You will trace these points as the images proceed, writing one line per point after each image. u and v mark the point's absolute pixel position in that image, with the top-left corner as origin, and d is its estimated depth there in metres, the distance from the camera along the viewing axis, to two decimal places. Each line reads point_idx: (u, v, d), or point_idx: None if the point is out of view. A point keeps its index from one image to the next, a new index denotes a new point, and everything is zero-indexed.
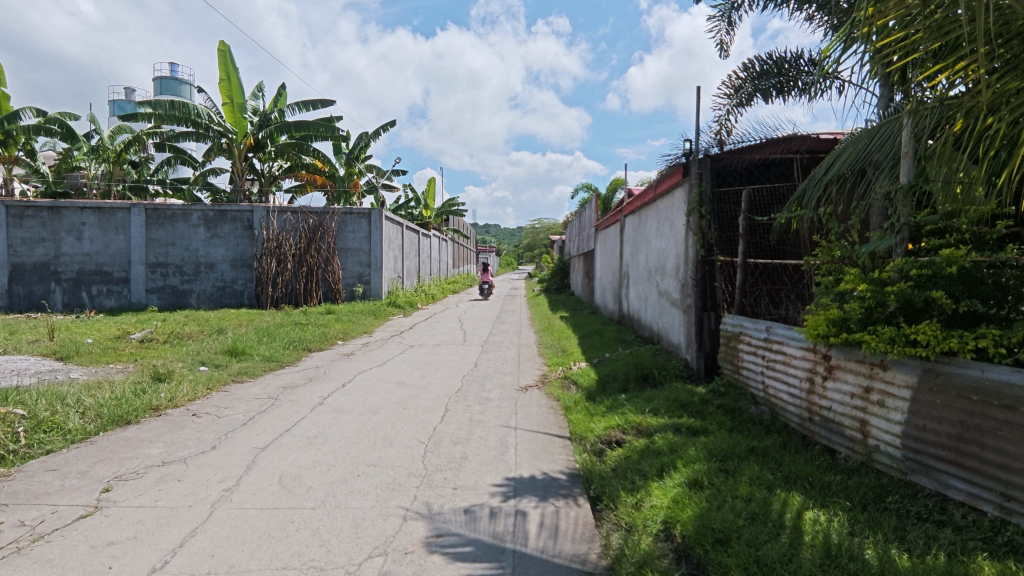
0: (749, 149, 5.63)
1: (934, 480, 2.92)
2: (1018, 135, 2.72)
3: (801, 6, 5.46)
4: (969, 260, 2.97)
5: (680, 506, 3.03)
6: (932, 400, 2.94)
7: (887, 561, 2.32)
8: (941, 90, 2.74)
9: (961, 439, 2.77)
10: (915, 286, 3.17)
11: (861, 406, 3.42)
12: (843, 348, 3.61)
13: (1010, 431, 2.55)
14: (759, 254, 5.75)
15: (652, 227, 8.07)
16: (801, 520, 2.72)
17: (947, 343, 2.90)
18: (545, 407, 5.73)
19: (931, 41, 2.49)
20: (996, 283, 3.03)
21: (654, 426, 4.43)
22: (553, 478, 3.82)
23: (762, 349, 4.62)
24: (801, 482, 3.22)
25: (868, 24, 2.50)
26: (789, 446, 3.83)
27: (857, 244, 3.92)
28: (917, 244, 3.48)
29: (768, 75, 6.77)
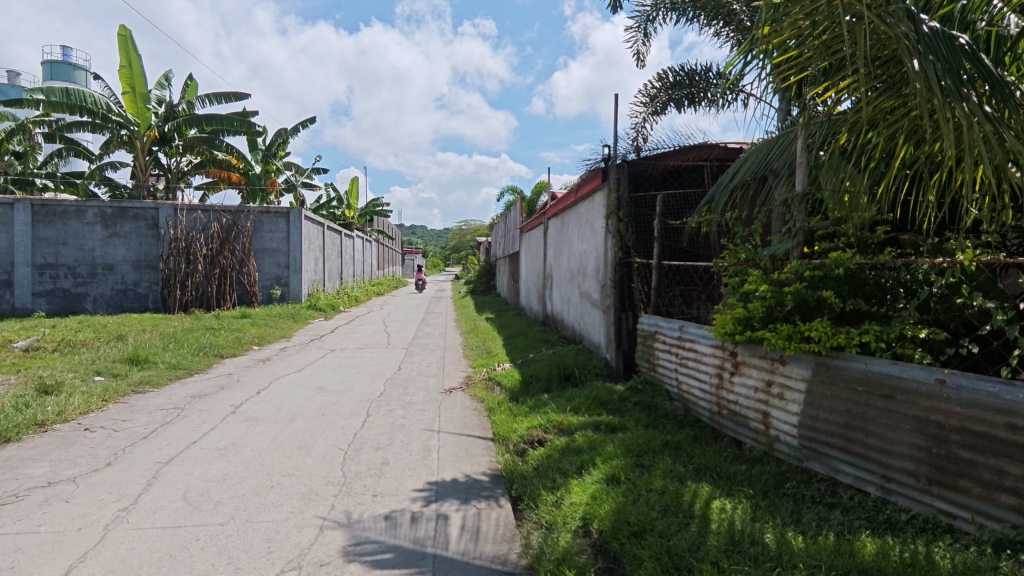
0: (663, 156, 5.95)
1: (825, 465, 3.18)
2: (894, 148, 3.01)
3: (710, 22, 5.76)
4: (854, 262, 3.23)
5: (598, 502, 3.11)
6: (823, 392, 3.20)
7: (784, 543, 2.48)
8: (830, 106, 2.98)
9: (848, 427, 3.02)
10: (809, 286, 3.42)
11: (763, 399, 3.65)
12: (748, 346, 3.85)
13: (890, 418, 2.82)
14: (673, 257, 6.01)
15: (574, 230, 8.25)
16: (709, 509, 2.87)
17: (835, 338, 3.14)
18: (469, 409, 5.71)
19: (821, 59, 2.69)
20: (877, 284, 3.30)
21: (575, 425, 4.53)
22: (476, 480, 3.81)
23: (675, 347, 4.84)
24: (710, 473, 3.39)
25: (765, 42, 2.68)
26: (700, 439, 4.02)
27: (759, 247, 4.18)
28: (811, 248, 3.74)
29: (680, 86, 7.11)
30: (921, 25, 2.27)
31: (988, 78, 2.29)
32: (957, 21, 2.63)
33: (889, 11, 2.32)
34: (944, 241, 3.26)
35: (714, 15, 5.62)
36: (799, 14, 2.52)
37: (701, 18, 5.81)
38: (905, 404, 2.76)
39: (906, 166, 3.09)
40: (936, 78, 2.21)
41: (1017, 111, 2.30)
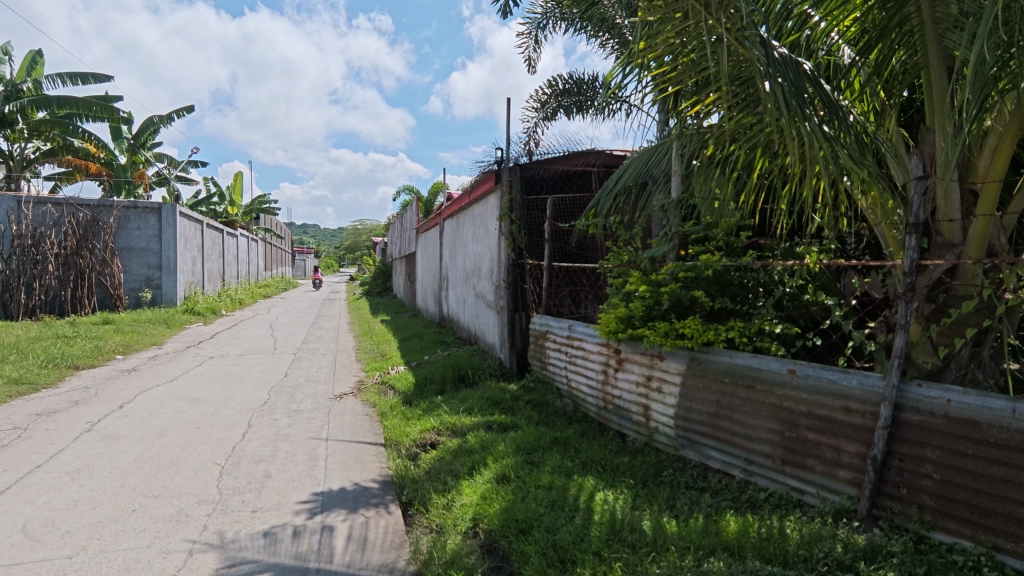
0: (554, 160, 6.18)
1: (697, 453, 3.43)
2: (753, 160, 3.32)
3: (596, 33, 6.02)
4: (722, 264, 3.51)
5: (487, 502, 3.14)
6: (696, 384, 3.44)
7: (659, 528, 2.64)
8: (699, 120, 3.21)
9: (717, 416, 3.28)
10: (683, 286, 3.66)
11: (644, 393, 3.86)
12: (630, 343, 4.05)
13: (751, 407, 3.10)
14: (563, 259, 6.22)
15: (469, 232, 8.27)
16: (593, 502, 2.98)
17: (706, 335, 3.40)
18: (360, 414, 5.54)
19: (691, 75, 2.89)
20: (740, 285, 3.60)
21: (467, 426, 4.54)
22: (365, 488, 3.70)
23: (565, 346, 4.99)
24: (596, 466, 3.53)
25: (641, 56, 2.83)
26: (587, 434, 4.18)
27: (640, 249, 4.42)
28: (686, 251, 4.01)
29: (568, 93, 7.39)
30: (773, 50, 2.53)
31: (826, 102, 2.59)
32: (804, 48, 2.96)
33: (745, 36, 2.56)
34: (794, 245, 3.62)
35: (600, 28, 5.87)
36: (670, 32, 2.71)
37: (588, 30, 6.05)
38: (764, 393, 3.04)
39: (764, 176, 3.39)
40: (784, 98, 2.47)
41: (849, 131, 2.62)
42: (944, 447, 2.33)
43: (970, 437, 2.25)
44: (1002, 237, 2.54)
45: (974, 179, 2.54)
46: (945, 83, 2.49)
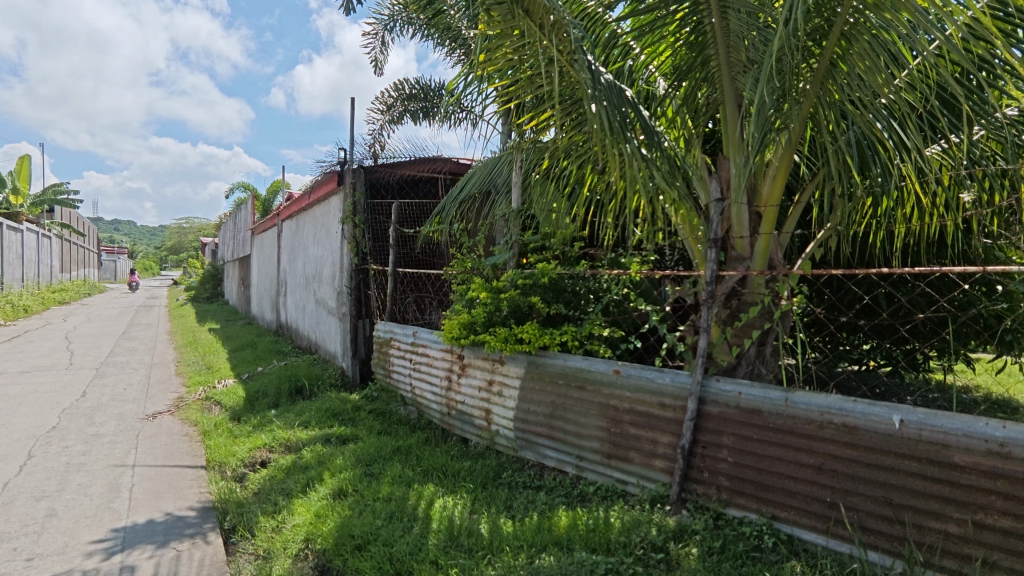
0: (400, 165, 6.02)
1: (535, 453, 3.59)
2: (584, 175, 3.57)
3: (443, 41, 6.07)
4: (556, 273, 3.72)
5: (321, 521, 2.97)
6: (534, 387, 3.60)
7: (496, 530, 2.70)
8: (536, 135, 3.36)
9: (552, 416, 3.46)
10: (522, 293, 3.82)
11: (485, 397, 3.94)
12: (473, 348, 4.12)
13: (581, 406, 3.32)
14: (408, 265, 6.18)
15: (309, 234, 7.83)
16: (432, 510, 2.96)
17: (542, 339, 3.57)
18: (176, 435, 4.94)
19: (528, 91, 3.03)
20: (573, 292, 3.85)
21: (303, 440, 4.27)
22: (179, 518, 3.30)
23: (409, 353, 4.93)
24: (437, 473, 3.52)
25: (481, 68, 2.90)
26: (430, 441, 4.17)
27: (484, 256, 4.53)
28: (525, 259, 4.19)
29: (415, 98, 7.37)
30: (598, 76, 2.72)
31: (644, 127, 2.87)
32: (626, 76, 3.26)
33: (575, 59, 2.74)
34: (619, 255, 3.96)
35: (446, 36, 5.91)
36: (509, 47, 2.81)
37: (435, 37, 6.06)
38: (592, 392, 3.28)
39: (593, 191, 3.66)
40: (608, 119, 2.69)
41: (662, 155, 2.92)
42: (737, 433, 2.67)
43: (756, 424, 2.61)
44: (780, 252, 2.98)
45: (759, 203, 2.96)
46: (737, 118, 2.87)
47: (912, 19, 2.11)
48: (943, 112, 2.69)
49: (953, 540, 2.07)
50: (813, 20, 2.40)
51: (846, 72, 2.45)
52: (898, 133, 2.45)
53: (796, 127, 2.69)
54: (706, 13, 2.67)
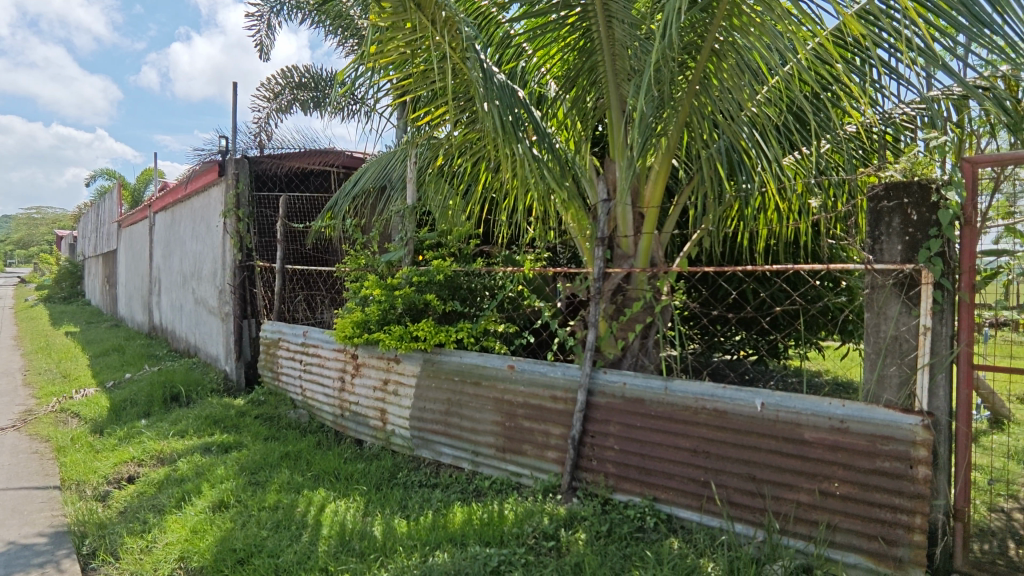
0: (289, 156, 5.76)
1: (431, 451, 3.58)
2: (479, 173, 3.61)
3: (335, 29, 5.86)
4: (452, 270, 3.74)
5: (198, 537, 2.76)
6: (430, 385, 3.59)
7: (389, 531, 2.65)
8: (430, 131, 3.34)
9: (448, 413, 3.48)
10: (417, 290, 3.80)
11: (380, 397, 3.87)
12: (366, 347, 4.02)
13: (477, 402, 3.36)
14: (297, 262, 5.92)
15: (186, 228, 7.24)
16: (323, 515, 2.86)
17: (438, 336, 3.57)
18: (23, 453, 4.36)
19: (420, 87, 3.00)
20: (469, 289, 3.88)
21: (178, 451, 3.94)
22: (25, 546, 2.93)
23: (299, 354, 4.71)
24: (329, 477, 3.40)
25: (373, 60, 2.83)
26: (322, 445, 4.01)
27: (378, 253, 4.44)
28: (420, 256, 4.16)
29: (305, 87, 7.08)
30: (491, 75, 2.74)
31: (535, 128, 2.95)
32: (519, 77, 3.32)
33: (467, 56, 2.75)
34: (513, 253, 4.04)
35: (337, 24, 5.71)
36: (401, 40, 2.76)
37: (326, 24, 5.84)
38: (488, 388, 3.33)
39: (487, 189, 3.72)
40: (500, 119, 2.73)
41: (553, 155, 3.01)
42: (622, 422, 2.83)
43: (639, 412, 2.78)
44: (660, 250, 3.19)
45: (641, 204, 3.14)
46: (622, 123, 3.03)
47: (769, 41, 2.34)
48: (797, 127, 3.00)
49: (805, 508, 2.32)
50: (687, 36, 2.59)
51: (717, 85, 2.66)
52: (760, 144, 2.70)
53: (674, 133, 2.89)
54: (593, 22, 2.79)
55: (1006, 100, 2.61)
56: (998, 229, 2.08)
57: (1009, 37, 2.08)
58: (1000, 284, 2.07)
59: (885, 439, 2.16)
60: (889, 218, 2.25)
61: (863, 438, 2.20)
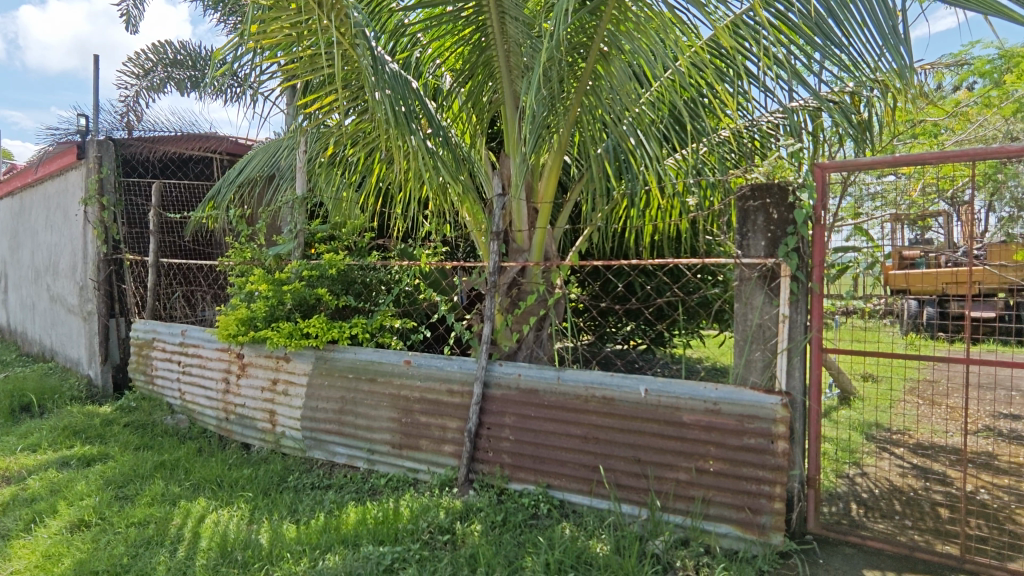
0: (163, 140, 5.30)
1: (324, 451, 3.45)
2: (373, 164, 3.51)
3: (215, 5, 5.47)
4: (345, 264, 3.62)
5: (52, 562, 2.48)
6: (322, 383, 3.47)
7: (276, 538, 2.53)
8: (318, 118, 3.19)
9: (341, 411, 3.37)
10: (307, 286, 3.64)
11: (269, 398, 3.67)
12: (252, 346, 3.79)
13: (372, 399, 3.29)
14: (174, 255, 5.46)
15: (38, 216, 6.43)
16: (202, 527, 2.68)
17: (330, 333, 3.45)
18: None
19: (307, 72, 2.85)
20: (363, 283, 3.77)
21: (29, 468, 3.51)
22: None
23: (176, 355, 4.35)
24: (209, 486, 3.17)
25: (254, 40, 2.65)
26: (203, 451, 3.73)
27: (265, 246, 4.19)
28: (312, 250, 3.98)
29: (181, 65, 6.55)
30: (381, 64, 2.67)
31: (430, 120, 2.91)
32: (413, 68, 3.26)
33: (356, 42, 2.66)
34: (409, 246, 3.99)
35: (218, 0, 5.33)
36: (284, 21, 2.61)
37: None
38: (384, 384, 3.27)
39: (382, 181, 3.63)
40: (392, 109, 2.66)
41: (447, 148, 2.98)
42: (517, 413, 2.88)
43: (533, 403, 2.84)
44: (554, 245, 3.28)
45: (536, 199, 3.20)
46: (515, 119, 3.07)
47: (651, 46, 2.47)
48: (678, 129, 3.20)
49: (683, 485, 2.49)
50: (576, 36, 2.67)
51: (605, 86, 2.76)
52: (645, 144, 2.85)
53: (564, 131, 2.98)
54: (487, 16, 2.79)
55: (852, 114, 2.95)
56: (848, 228, 2.38)
57: (853, 56, 2.34)
58: (850, 276, 2.36)
59: (751, 418, 2.37)
60: (754, 216, 2.45)
61: (732, 418, 2.40)
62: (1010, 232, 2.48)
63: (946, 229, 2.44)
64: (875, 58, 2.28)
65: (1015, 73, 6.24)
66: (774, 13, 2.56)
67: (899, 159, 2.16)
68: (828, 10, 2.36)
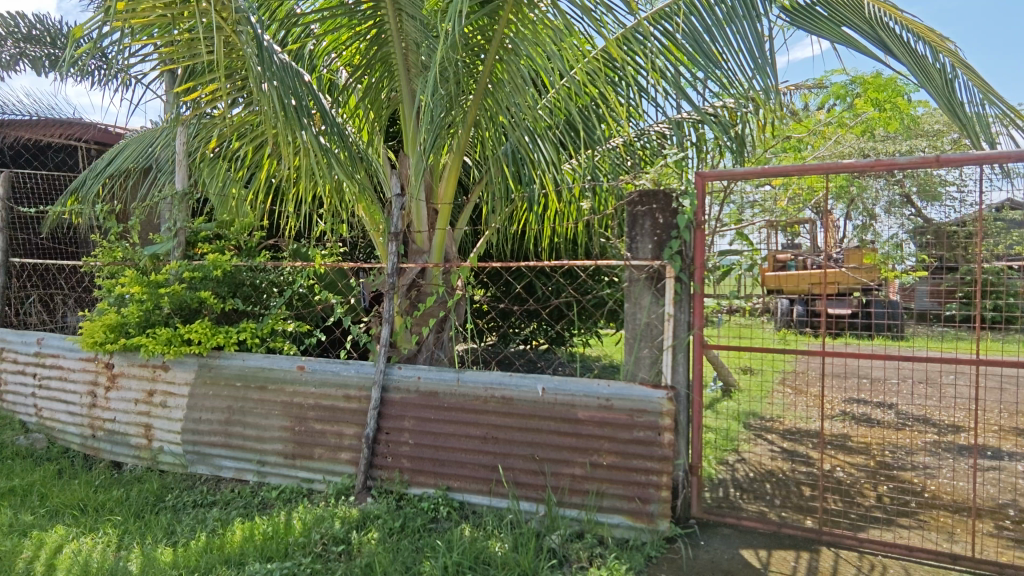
0: (14, 124, 4.75)
1: (209, 466, 3.21)
2: (263, 159, 3.33)
3: None
4: (231, 264, 3.39)
5: None
6: (206, 393, 3.23)
7: (149, 564, 2.32)
8: (200, 107, 2.97)
9: (228, 422, 3.16)
10: (188, 288, 3.37)
11: (144, 411, 3.36)
12: (124, 354, 3.45)
13: (262, 408, 3.11)
14: (30, 254, 4.90)
15: None
16: (59, 558, 2.40)
17: (215, 339, 3.21)
18: None
19: (185, 58, 2.65)
20: (253, 285, 3.55)
21: None
22: None
23: (31, 367, 3.86)
24: (70, 512, 2.85)
25: (121, 19, 2.42)
26: (64, 473, 3.35)
27: (139, 245, 3.83)
28: (194, 249, 3.69)
29: (37, 41, 5.89)
30: (269, 53, 2.53)
31: (323, 115, 2.80)
32: (306, 61, 3.14)
33: (239, 29, 2.50)
34: (303, 247, 3.81)
35: None
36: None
37: None
38: (275, 392, 3.10)
39: (272, 177, 3.44)
40: (280, 102, 2.53)
41: (342, 145, 2.88)
42: (416, 416, 2.84)
43: (432, 405, 2.82)
44: (454, 246, 3.27)
45: (435, 200, 3.18)
46: (413, 119, 3.04)
47: (545, 53, 2.54)
48: (573, 136, 3.31)
49: (578, 480, 2.57)
50: (474, 37, 2.69)
51: (502, 89, 2.80)
52: (542, 148, 2.91)
53: (463, 133, 2.99)
54: (384, 12, 2.74)
55: (727, 128, 3.19)
56: (731, 233, 2.55)
57: (729, 74, 2.54)
58: (733, 278, 2.54)
59: (640, 412, 2.49)
60: (642, 221, 2.58)
61: (623, 412, 2.51)
62: (863, 239, 2.63)
63: (811, 234, 2.65)
64: (747, 78, 2.50)
65: (865, 97, 7.03)
66: (660, 29, 2.72)
67: (767, 170, 2.36)
68: (706, 29, 2.55)
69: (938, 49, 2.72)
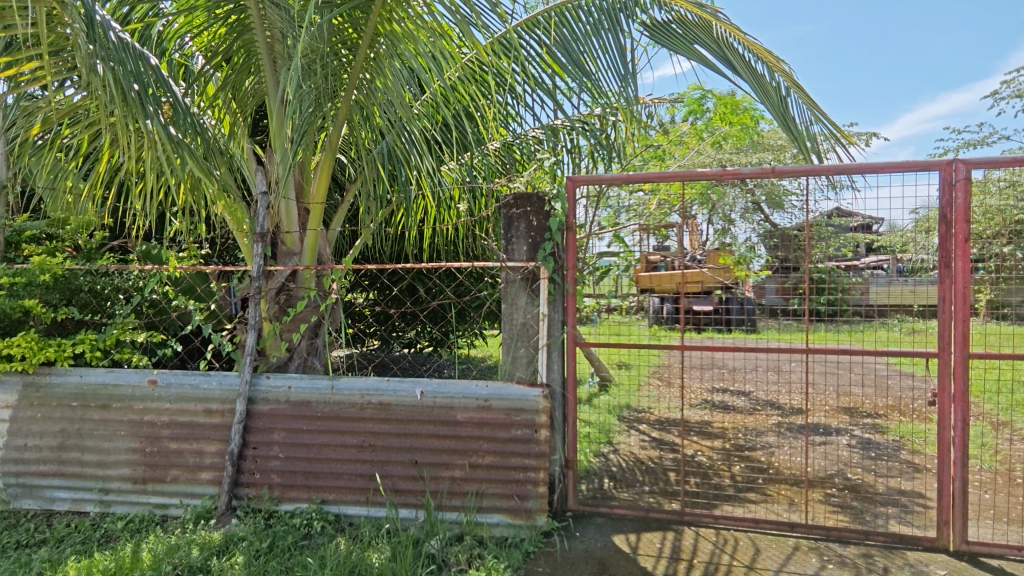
0: None
1: (37, 499, 2.79)
2: (101, 151, 3.01)
3: None
4: (64, 268, 2.99)
5: None
6: (33, 416, 2.82)
7: None
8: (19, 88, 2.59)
9: (61, 448, 2.78)
10: (8, 296, 2.93)
11: None
12: None
13: (105, 429, 2.78)
14: None
15: None
16: None
17: (44, 353, 2.80)
18: None
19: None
20: (92, 291, 3.14)
21: None
22: None
23: None
24: None
25: None
26: None
27: None
28: (16, 252, 3.26)
29: None
30: (104, 31, 2.28)
31: (173, 105, 2.55)
32: (154, 44, 2.86)
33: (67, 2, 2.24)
34: (153, 249, 3.51)
35: None
36: None
37: None
38: (120, 410, 2.78)
39: (115, 171, 3.10)
40: (120, 87, 2.26)
41: (197, 139, 2.64)
42: (286, 428, 2.68)
43: (305, 415, 2.67)
44: (327, 248, 3.13)
45: (306, 199, 3.02)
46: (279, 110, 2.84)
47: (420, 52, 2.50)
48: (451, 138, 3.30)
49: (458, 482, 2.56)
50: (344, 29, 2.58)
51: (375, 86, 2.73)
52: (418, 148, 2.86)
53: (335, 130, 2.86)
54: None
55: (597, 135, 3.35)
56: (608, 236, 2.73)
57: (598, 85, 2.66)
58: (611, 278, 2.73)
59: (517, 411, 2.53)
60: (517, 223, 2.63)
61: (501, 412, 2.54)
62: (722, 241, 2.87)
63: (678, 237, 2.84)
64: (615, 90, 2.65)
65: (720, 113, 7.72)
66: (534, 36, 2.80)
67: (633, 176, 2.50)
68: (575, 39, 2.68)
69: (774, 69, 3.06)
